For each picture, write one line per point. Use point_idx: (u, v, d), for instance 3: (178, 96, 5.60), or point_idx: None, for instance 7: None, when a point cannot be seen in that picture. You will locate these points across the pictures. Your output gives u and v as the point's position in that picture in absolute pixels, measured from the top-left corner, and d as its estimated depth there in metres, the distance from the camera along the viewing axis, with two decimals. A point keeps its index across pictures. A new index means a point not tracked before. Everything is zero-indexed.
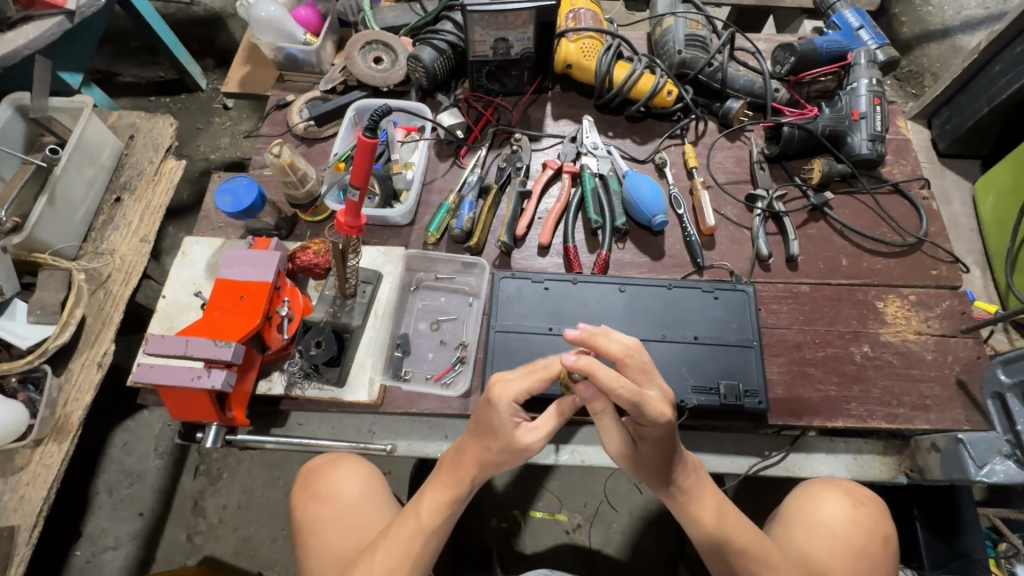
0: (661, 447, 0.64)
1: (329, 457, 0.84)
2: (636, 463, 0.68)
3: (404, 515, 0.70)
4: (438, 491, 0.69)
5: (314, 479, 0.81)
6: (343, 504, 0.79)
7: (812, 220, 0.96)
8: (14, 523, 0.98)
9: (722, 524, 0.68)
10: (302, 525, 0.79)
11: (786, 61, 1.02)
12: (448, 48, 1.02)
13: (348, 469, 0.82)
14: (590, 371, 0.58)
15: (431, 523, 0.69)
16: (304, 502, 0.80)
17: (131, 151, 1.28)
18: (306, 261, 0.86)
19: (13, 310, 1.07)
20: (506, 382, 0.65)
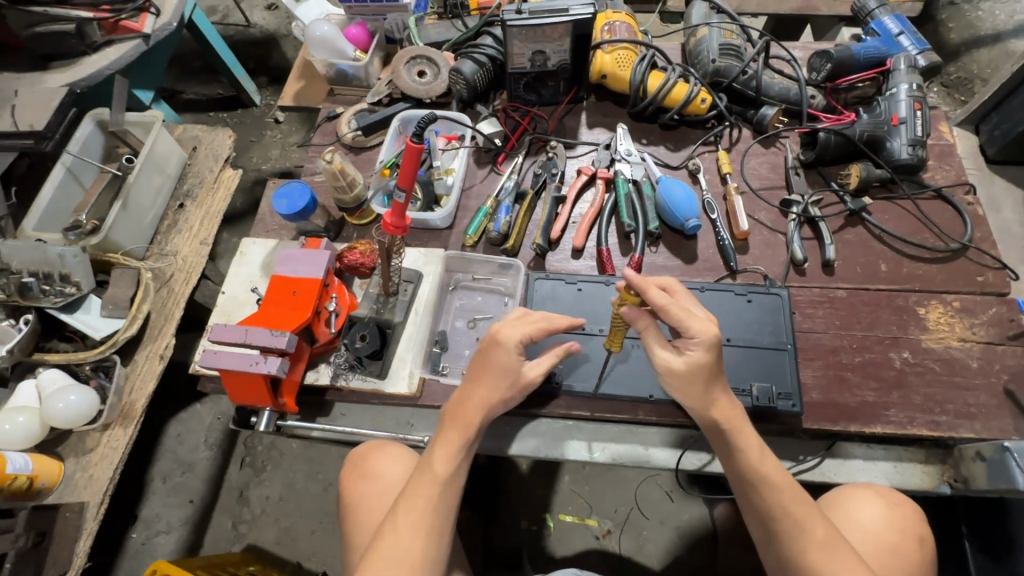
0: (708, 367, 0.65)
1: (378, 442, 0.87)
2: (682, 388, 0.68)
3: (420, 473, 0.71)
4: (448, 443, 0.71)
5: (362, 462, 0.85)
6: (388, 487, 0.81)
7: (849, 225, 0.95)
8: (83, 499, 1.06)
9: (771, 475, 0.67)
10: (349, 500, 0.84)
11: (823, 68, 1.03)
12: (487, 61, 1.07)
13: (392, 454, 0.84)
14: (644, 291, 0.63)
15: (447, 476, 0.70)
16: (354, 484, 0.84)
17: (194, 161, 1.39)
18: (353, 261, 0.92)
19: (89, 305, 1.16)
20: (510, 330, 0.72)
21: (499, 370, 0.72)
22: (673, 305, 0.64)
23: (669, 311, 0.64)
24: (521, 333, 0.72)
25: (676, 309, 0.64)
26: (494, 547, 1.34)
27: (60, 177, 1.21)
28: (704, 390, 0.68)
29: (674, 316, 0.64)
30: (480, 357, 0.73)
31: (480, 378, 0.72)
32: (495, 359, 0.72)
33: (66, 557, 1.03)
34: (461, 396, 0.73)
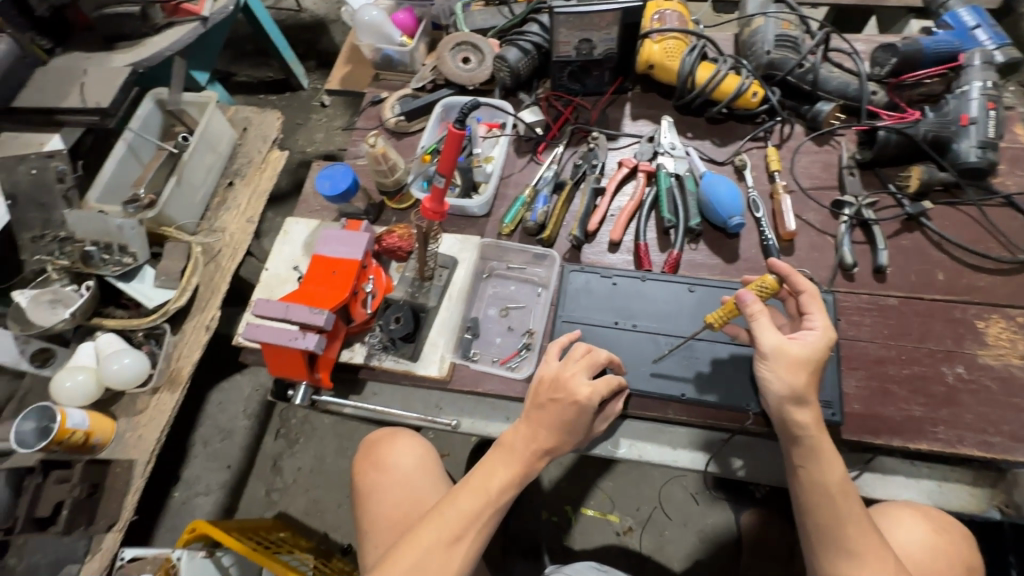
0: (821, 357, 0.67)
1: (389, 433, 0.94)
2: (784, 375, 0.66)
3: (472, 484, 0.70)
4: (509, 463, 0.70)
5: (375, 450, 0.91)
6: (401, 475, 0.87)
7: (906, 231, 0.90)
8: (132, 457, 1.12)
9: (839, 497, 0.64)
10: (364, 492, 0.89)
11: (887, 63, 0.97)
12: (533, 48, 1.07)
13: (405, 445, 0.91)
14: (790, 273, 0.71)
15: (500, 496, 0.69)
16: (366, 471, 0.90)
17: (244, 141, 1.44)
18: (391, 244, 0.94)
19: (143, 275, 1.22)
20: (578, 378, 0.72)
21: (564, 413, 0.71)
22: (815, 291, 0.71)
23: (810, 297, 0.71)
24: (591, 385, 0.72)
25: (816, 300, 0.71)
26: (515, 535, 1.36)
27: (122, 153, 1.28)
28: (809, 383, 0.66)
29: (812, 303, 0.71)
30: (545, 398, 0.72)
31: (543, 417, 0.71)
32: (562, 403, 0.71)
33: (114, 510, 1.09)
34: (524, 431, 0.72)
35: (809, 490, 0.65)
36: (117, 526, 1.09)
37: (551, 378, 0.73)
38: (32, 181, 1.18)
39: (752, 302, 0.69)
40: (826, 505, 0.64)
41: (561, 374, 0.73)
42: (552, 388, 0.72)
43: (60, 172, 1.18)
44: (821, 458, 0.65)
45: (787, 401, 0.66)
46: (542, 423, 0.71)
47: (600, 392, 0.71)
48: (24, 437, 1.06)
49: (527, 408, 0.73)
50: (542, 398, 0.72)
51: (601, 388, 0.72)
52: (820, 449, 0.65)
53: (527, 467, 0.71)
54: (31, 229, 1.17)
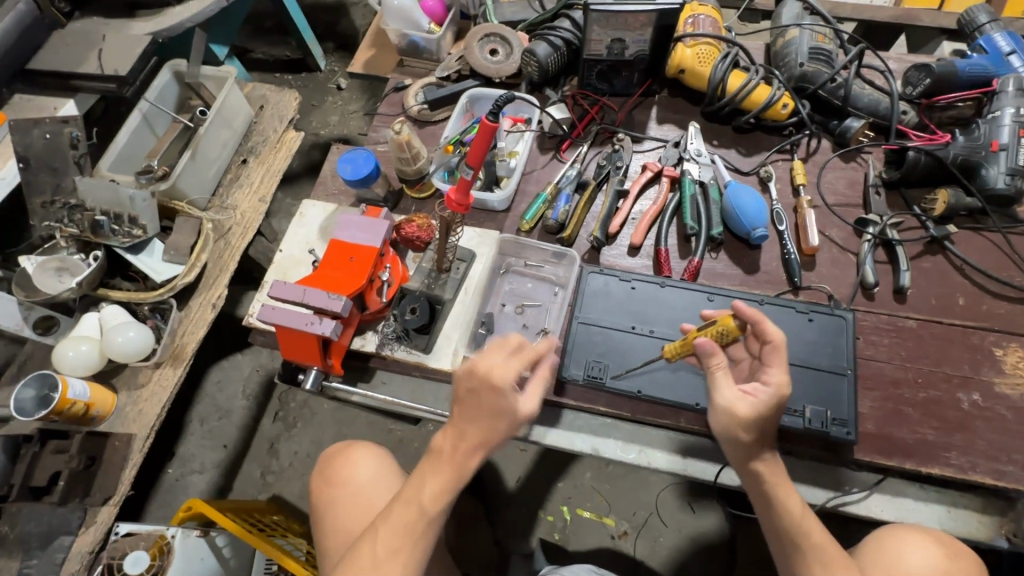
0: (772, 416, 0.67)
1: (345, 448, 0.95)
2: (732, 433, 0.66)
3: (404, 499, 0.66)
4: (438, 471, 0.65)
5: (330, 468, 0.93)
6: (356, 488, 0.89)
7: (929, 253, 0.89)
8: (131, 431, 1.11)
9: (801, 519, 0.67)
10: (323, 512, 0.90)
11: (920, 83, 0.95)
12: (563, 44, 1.05)
13: (356, 458, 0.92)
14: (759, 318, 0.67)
15: (432, 505, 0.65)
16: (322, 490, 0.92)
17: (260, 119, 1.42)
18: (409, 233, 0.92)
19: (152, 248, 1.21)
20: (490, 361, 0.64)
21: (484, 404, 0.63)
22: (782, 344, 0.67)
23: (774, 348, 0.68)
24: (506, 367, 0.64)
25: (780, 352, 0.68)
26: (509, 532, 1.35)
27: (136, 123, 1.26)
28: (749, 435, 0.66)
29: (774, 355, 0.67)
30: (462, 389, 0.65)
31: (463, 411, 0.65)
32: (480, 392, 0.64)
33: (111, 483, 1.08)
34: (449, 435, 0.65)
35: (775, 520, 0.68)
36: (113, 500, 1.07)
37: (466, 367, 0.66)
38: (45, 146, 1.15)
39: (709, 355, 0.67)
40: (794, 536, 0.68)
41: (478, 360, 0.65)
42: (469, 376, 0.65)
43: (74, 138, 1.16)
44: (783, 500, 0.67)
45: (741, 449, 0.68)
46: (468, 415, 0.64)
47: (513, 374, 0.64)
48: (23, 405, 1.04)
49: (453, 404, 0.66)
50: (459, 389, 0.65)
51: (522, 366, 0.65)
52: (775, 482, 0.68)
53: (461, 468, 0.65)
54: (40, 194, 1.14)
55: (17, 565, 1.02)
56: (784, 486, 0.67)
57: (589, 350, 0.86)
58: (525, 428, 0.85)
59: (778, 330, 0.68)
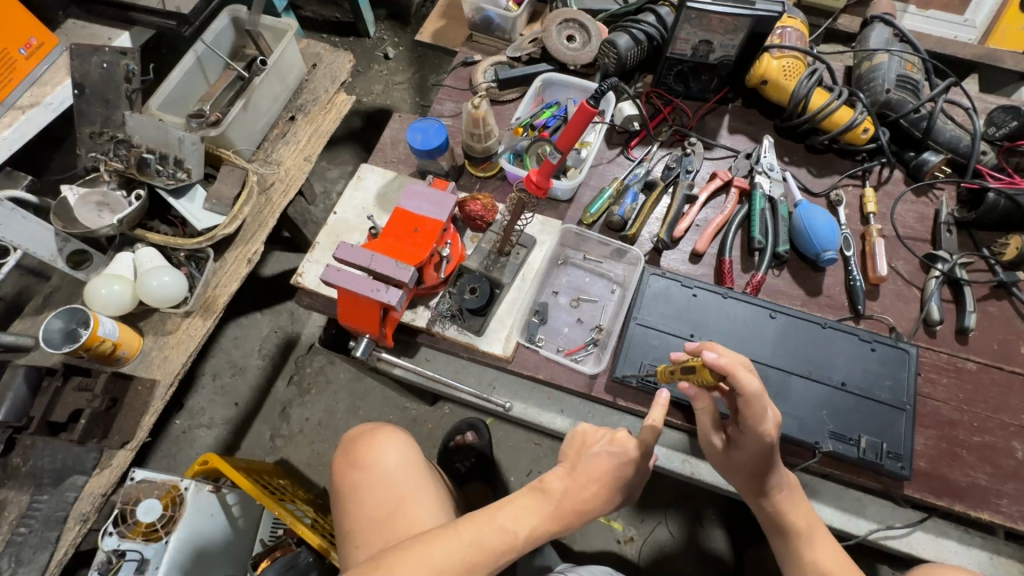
0: (763, 453, 0.66)
1: (370, 429, 0.87)
2: (730, 457, 0.71)
3: (489, 523, 0.66)
4: (546, 512, 0.68)
5: (355, 447, 0.85)
6: (382, 473, 0.82)
7: (994, 297, 0.88)
8: (155, 378, 1.09)
9: (807, 537, 0.69)
10: (342, 493, 0.83)
11: (1005, 124, 0.94)
12: (645, 39, 1.02)
13: (386, 441, 0.85)
14: (730, 375, 0.60)
15: (524, 543, 0.66)
16: (344, 470, 0.84)
17: (311, 78, 1.38)
18: (473, 211, 0.90)
19: (194, 194, 1.16)
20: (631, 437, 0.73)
21: (612, 471, 0.71)
22: (753, 396, 0.61)
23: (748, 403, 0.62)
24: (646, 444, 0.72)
25: (757, 403, 0.62)
26: None
27: (190, 65, 1.23)
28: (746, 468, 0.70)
29: (749, 407, 0.62)
30: (599, 449, 0.72)
31: (592, 470, 0.70)
32: (616, 458, 0.71)
33: (130, 427, 1.06)
34: (563, 478, 0.71)
35: (780, 528, 0.71)
36: (130, 445, 1.06)
37: (607, 431, 0.74)
38: (101, 75, 1.12)
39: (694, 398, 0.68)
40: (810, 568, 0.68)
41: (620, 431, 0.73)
42: (608, 441, 0.72)
43: (129, 71, 1.13)
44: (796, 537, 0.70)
45: (742, 477, 0.71)
46: (597, 473, 0.70)
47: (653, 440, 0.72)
48: (50, 336, 1.01)
49: (569, 460, 0.73)
50: (594, 448, 0.72)
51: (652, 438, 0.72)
52: (786, 505, 0.70)
53: (563, 520, 0.69)
54: (91, 124, 1.12)
55: (28, 499, 0.99)
56: (795, 504, 0.70)
57: (645, 353, 0.84)
58: (570, 424, 0.84)
59: (755, 384, 0.61)
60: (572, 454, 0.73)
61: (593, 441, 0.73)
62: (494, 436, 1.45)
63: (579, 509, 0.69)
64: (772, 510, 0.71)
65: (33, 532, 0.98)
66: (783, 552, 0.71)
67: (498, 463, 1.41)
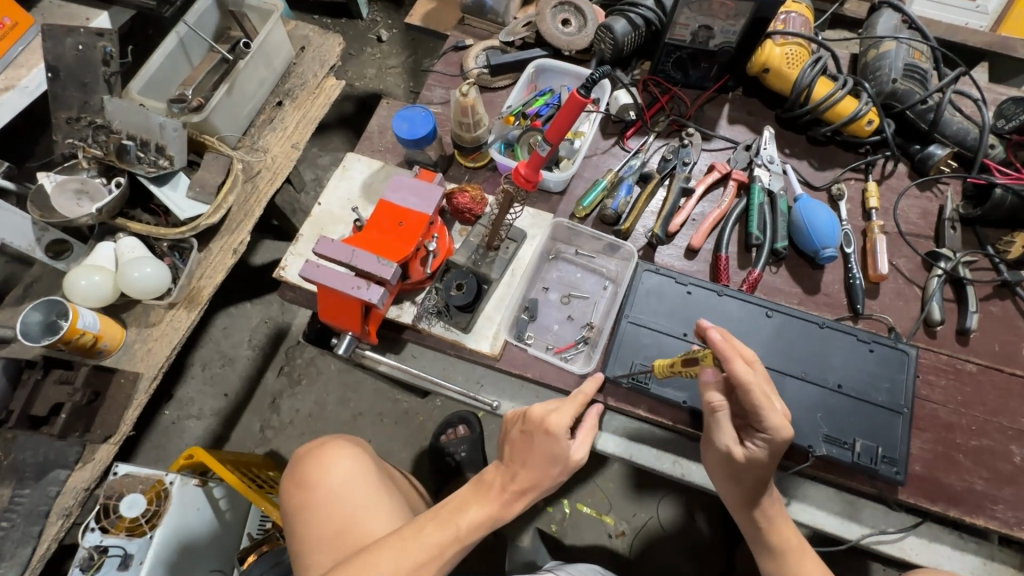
0: (769, 462, 0.65)
1: (317, 445, 0.86)
2: (727, 473, 0.69)
3: (435, 521, 0.66)
4: (483, 501, 0.66)
5: (301, 466, 0.83)
6: (331, 488, 0.80)
7: (997, 297, 0.86)
8: (138, 370, 1.07)
9: (797, 554, 0.68)
10: (291, 513, 0.82)
11: (1016, 117, 0.91)
12: (642, 24, 0.98)
13: (333, 455, 0.83)
14: (727, 358, 0.63)
15: (468, 534, 0.65)
16: (291, 490, 0.83)
17: (299, 61, 1.33)
18: (461, 204, 0.87)
19: (177, 182, 1.12)
20: (544, 408, 0.69)
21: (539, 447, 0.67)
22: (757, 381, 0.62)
23: (749, 394, 0.62)
24: (561, 413, 0.68)
25: (758, 393, 0.62)
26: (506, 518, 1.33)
27: (172, 47, 1.18)
28: (744, 485, 0.68)
29: (751, 398, 0.62)
30: (517, 431, 0.69)
31: (518, 454, 0.68)
32: (533, 436, 0.68)
33: (113, 421, 1.04)
34: (501, 471, 0.69)
35: (766, 544, 0.70)
36: (113, 439, 1.04)
37: (522, 413, 0.71)
38: (77, 57, 1.08)
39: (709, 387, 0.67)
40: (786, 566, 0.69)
41: (533, 407, 0.70)
42: (523, 421, 0.70)
43: (107, 54, 1.08)
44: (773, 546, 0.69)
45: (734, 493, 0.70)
46: (523, 458, 0.67)
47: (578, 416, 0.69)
48: (28, 329, 0.99)
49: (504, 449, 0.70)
50: (514, 433, 0.70)
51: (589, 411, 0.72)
52: (771, 519, 0.69)
53: (505, 508, 0.66)
54: (67, 108, 1.08)
55: (9, 493, 0.98)
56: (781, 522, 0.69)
57: (636, 352, 0.82)
58: None
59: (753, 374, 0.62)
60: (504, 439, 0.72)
61: (514, 426, 0.71)
62: (486, 429, 1.44)
63: (520, 493, 0.67)
64: (765, 532, 0.69)
65: (16, 526, 0.97)
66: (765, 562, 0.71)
67: (490, 457, 1.40)
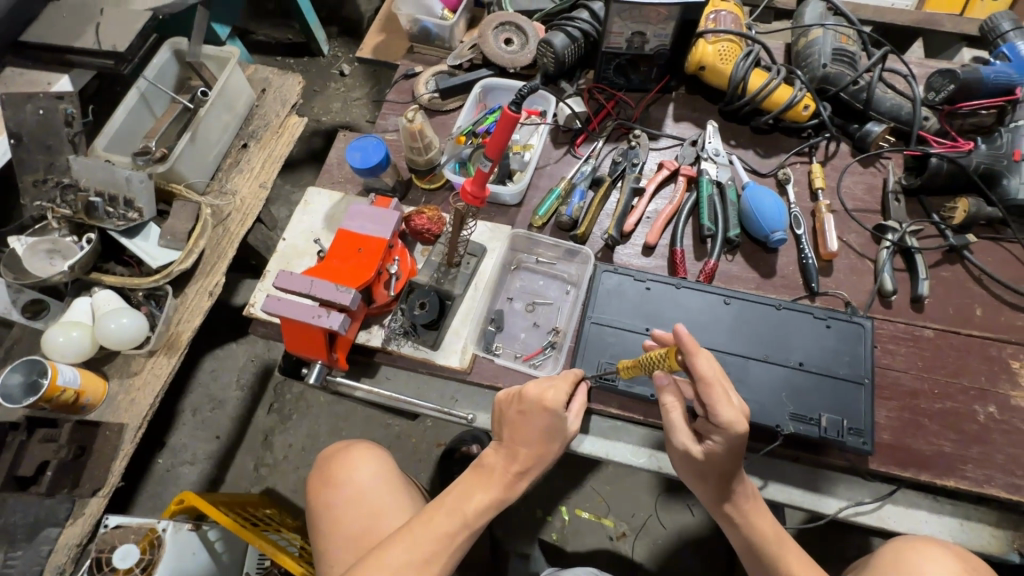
0: (730, 457, 0.66)
1: (344, 448, 0.89)
2: (693, 470, 0.71)
3: (446, 507, 0.69)
4: (487, 486, 0.70)
5: (329, 466, 0.87)
6: (356, 489, 0.83)
7: (947, 262, 0.88)
8: (122, 421, 1.07)
9: (776, 546, 0.70)
10: (317, 510, 0.85)
11: (943, 89, 0.94)
12: (581, 36, 1.02)
13: (360, 457, 0.87)
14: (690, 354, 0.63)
15: (475, 519, 0.68)
16: (319, 489, 0.86)
17: (262, 103, 1.36)
18: (419, 225, 0.90)
19: (148, 232, 1.15)
20: (539, 386, 0.71)
21: (536, 424, 0.70)
22: (717, 380, 0.64)
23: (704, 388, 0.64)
24: (556, 390, 0.71)
25: (716, 389, 0.64)
26: (506, 530, 1.34)
27: (134, 101, 1.21)
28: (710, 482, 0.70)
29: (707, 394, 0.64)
30: (513, 411, 0.71)
31: (516, 432, 0.70)
32: (531, 414, 0.70)
33: (101, 474, 1.04)
34: (502, 453, 0.71)
35: (746, 540, 0.71)
36: (103, 492, 1.05)
37: (516, 393, 0.73)
38: (39, 122, 1.11)
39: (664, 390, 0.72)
40: (768, 555, 0.70)
41: (527, 386, 0.72)
42: (519, 402, 0.72)
43: (68, 115, 1.13)
44: (758, 540, 0.70)
45: (705, 489, 0.72)
46: (521, 437, 0.70)
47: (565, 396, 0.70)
48: (10, 391, 1.00)
49: (500, 431, 0.73)
50: (509, 413, 0.72)
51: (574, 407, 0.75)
52: (749, 514, 0.71)
53: (508, 488, 0.70)
54: (33, 172, 1.10)
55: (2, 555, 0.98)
56: (758, 514, 0.71)
57: (602, 352, 0.83)
58: None
59: (711, 369, 0.64)
60: (497, 423, 0.74)
61: (508, 407, 0.73)
62: None
63: (519, 474, 0.70)
64: (744, 527, 0.71)
65: None
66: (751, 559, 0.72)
67: None
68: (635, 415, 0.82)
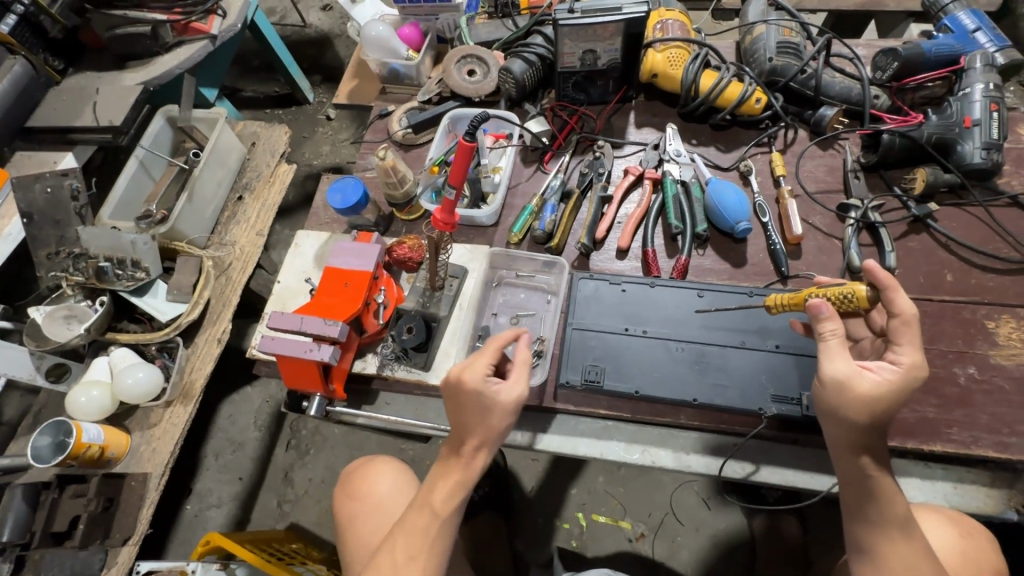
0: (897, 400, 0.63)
1: (365, 463, 0.94)
2: (845, 410, 0.65)
3: (419, 505, 0.68)
4: (447, 475, 0.68)
5: (353, 480, 0.92)
6: (377, 501, 0.87)
7: (913, 232, 0.91)
8: (146, 470, 1.13)
9: (890, 503, 0.66)
10: (343, 521, 0.89)
11: (888, 67, 0.98)
12: (537, 60, 1.08)
13: (381, 470, 0.91)
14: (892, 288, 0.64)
15: (444, 509, 0.67)
16: (344, 502, 0.91)
17: (252, 156, 1.44)
18: (401, 255, 0.95)
19: (156, 290, 1.22)
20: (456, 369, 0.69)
21: (468, 406, 0.67)
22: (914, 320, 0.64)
23: (902, 322, 0.64)
24: (471, 368, 0.68)
25: (908, 327, 0.64)
26: (526, 542, 1.36)
27: (134, 169, 1.29)
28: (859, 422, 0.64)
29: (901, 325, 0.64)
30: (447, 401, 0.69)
31: (457, 418, 0.68)
32: (458, 399, 0.68)
33: (130, 523, 1.10)
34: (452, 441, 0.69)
35: (865, 489, 0.66)
36: (132, 540, 1.10)
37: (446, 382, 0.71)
38: (47, 200, 1.18)
39: (823, 319, 0.64)
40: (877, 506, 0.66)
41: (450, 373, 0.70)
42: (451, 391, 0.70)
43: (74, 190, 1.20)
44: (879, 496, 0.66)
45: (862, 425, 0.64)
46: (462, 424, 0.68)
47: (481, 370, 0.67)
48: (40, 451, 1.06)
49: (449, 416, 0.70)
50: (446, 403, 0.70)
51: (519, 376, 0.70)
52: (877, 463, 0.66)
53: (470, 473, 0.68)
54: (46, 246, 1.18)
55: None
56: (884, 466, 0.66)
57: (585, 356, 0.87)
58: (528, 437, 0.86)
59: (910, 306, 0.64)
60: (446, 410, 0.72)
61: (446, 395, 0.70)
62: None
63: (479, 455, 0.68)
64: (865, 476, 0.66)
65: None
66: (858, 509, 0.68)
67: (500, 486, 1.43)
68: (625, 413, 0.84)
